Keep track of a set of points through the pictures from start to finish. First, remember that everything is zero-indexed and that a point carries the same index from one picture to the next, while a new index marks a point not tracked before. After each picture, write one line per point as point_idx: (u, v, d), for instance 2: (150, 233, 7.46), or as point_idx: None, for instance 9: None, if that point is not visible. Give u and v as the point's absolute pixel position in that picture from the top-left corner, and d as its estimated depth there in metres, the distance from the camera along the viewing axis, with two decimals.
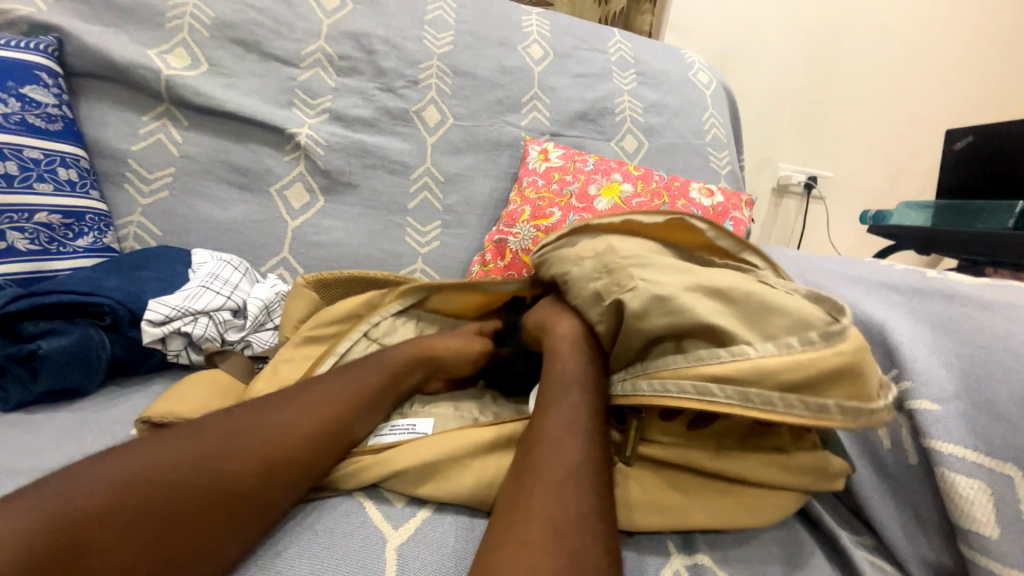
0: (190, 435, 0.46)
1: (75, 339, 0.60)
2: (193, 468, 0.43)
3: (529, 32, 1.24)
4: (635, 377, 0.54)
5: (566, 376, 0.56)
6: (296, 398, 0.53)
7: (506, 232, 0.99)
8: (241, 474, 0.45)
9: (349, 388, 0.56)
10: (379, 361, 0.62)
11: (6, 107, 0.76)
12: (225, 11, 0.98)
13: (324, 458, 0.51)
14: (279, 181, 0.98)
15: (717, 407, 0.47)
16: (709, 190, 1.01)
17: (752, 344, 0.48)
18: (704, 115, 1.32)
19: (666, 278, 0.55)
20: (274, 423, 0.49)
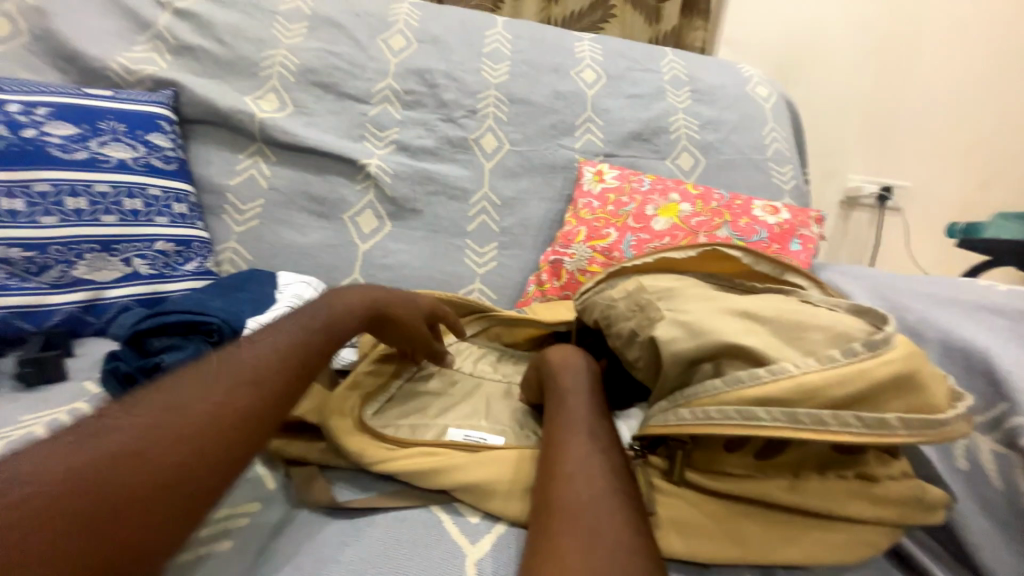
0: (130, 411, 0.43)
1: (188, 353, 0.67)
2: (127, 445, 0.40)
3: (582, 57, 1.27)
4: (676, 406, 0.49)
5: (564, 389, 0.61)
6: (229, 358, 0.51)
7: (561, 252, 0.99)
8: (193, 439, 0.42)
9: (285, 334, 0.56)
10: (319, 314, 0.61)
11: (135, 152, 0.89)
12: (309, 59, 1.10)
13: (280, 403, 0.50)
14: (351, 209, 1.07)
15: (766, 432, 0.43)
16: (773, 208, 0.97)
17: (791, 361, 0.46)
18: (765, 130, 1.28)
19: (694, 306, 0.55)
20: (212, 381, 0.48)
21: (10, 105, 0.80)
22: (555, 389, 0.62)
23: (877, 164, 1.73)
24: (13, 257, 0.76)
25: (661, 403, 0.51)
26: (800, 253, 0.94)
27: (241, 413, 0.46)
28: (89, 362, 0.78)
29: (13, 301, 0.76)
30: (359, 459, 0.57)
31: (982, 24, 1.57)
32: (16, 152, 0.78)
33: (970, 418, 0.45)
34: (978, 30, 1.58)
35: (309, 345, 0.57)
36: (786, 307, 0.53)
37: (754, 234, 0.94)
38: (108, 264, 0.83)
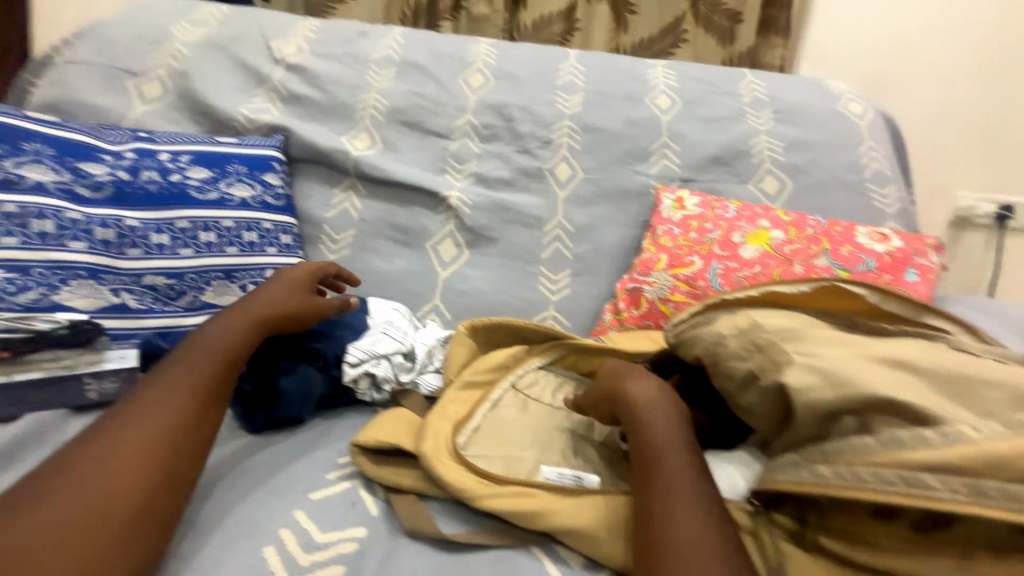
0: (98, 456, 0.54)
1: (302, 377, 0.75)
2: (93, 489, 0.52)
3: (655, 83, 1.26)
4: (814, 464, 0.50)
5: (658, 444, 0.56)
6: (153, 396, 0.60)
7: (640, 280, 0.97)
8: (135, 472, 0.54)
9: (201, 364, 0.65)
10: (211, 338, 0.68)
11: (254, 191, 1.00)
12: (397, 100, 1.19)
13: (205, 425, 0.62)
14: (433, 238, 1.12)
15: (943, 505, 0.41)
16: (882, 235, 0.89)
17: (965, 423, 0.44)
18: (861, 149, 1.19)
19: (832, 352, 0.53)
20: (158, 420, 0.59)
21: (162, 155, 0.95)
22: (646, 441, 0.57)
23: (994, 179, 1.53)
24: (158, 285, 0.88)
25: (795, 457, 0.52)
26: (918, 285, 0.85)
27: (173, 432, 0.58)
28: None
29: (158, 323, 0.87)
30: (457, 490, 0.60)
31: None
32: (166, 194, 0.91)
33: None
34: None
35: (226, 358, 0.67)
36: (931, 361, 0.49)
37: (861, 264, 0.86)
38: (229, 290, 0.93)
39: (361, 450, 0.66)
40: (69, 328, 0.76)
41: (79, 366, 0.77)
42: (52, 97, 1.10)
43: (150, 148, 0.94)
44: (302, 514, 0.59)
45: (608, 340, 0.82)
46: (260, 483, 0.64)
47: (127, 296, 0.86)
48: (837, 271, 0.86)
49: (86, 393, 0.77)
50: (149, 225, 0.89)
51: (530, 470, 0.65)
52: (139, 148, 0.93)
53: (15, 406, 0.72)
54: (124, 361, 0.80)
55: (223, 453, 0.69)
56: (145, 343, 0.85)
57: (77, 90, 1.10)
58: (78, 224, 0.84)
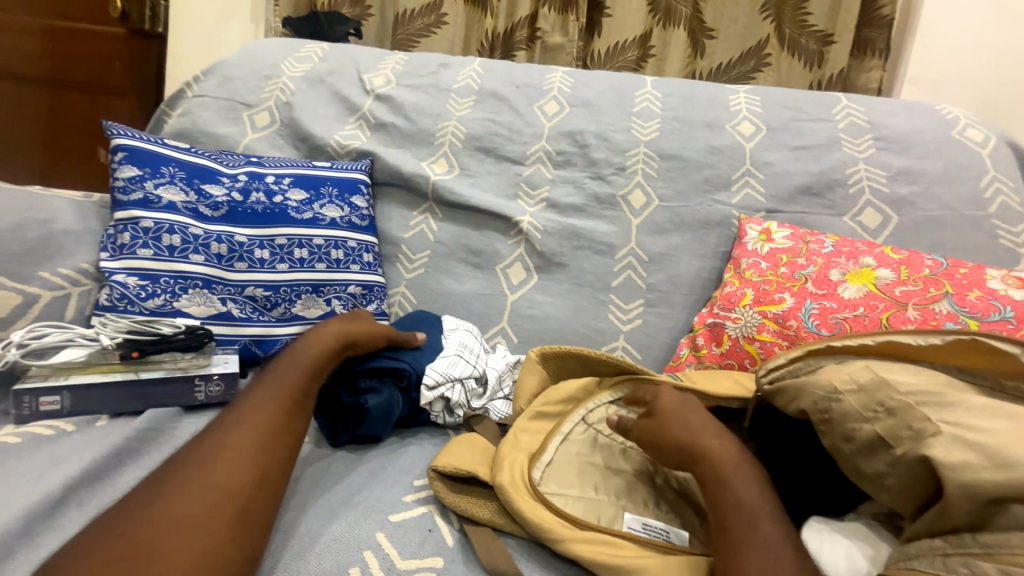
0: (201, 457, 0.56)
1: (386, 397, 0.76)
2: (200, 489, 0.53)
3: (738, 109, 1.21)
4: (970, 556, 0.41)
5: (748, 509, 0.51)
6: (249, 405, 0.63)
7: (722, 316, 0.92)
8: (236, 472, 0.55)
9: (290, 374, 0.68)
10: (297, 352, 0.71)
11: (343, 212, 1.07)
12: (475, 127, 1.24)
13: (296, 430, 0.64)
14: (504, 261, 1.13)
15: None
16: (1019, 281, 0.78)
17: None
18: (984, 180, 1.06)
19: (990, 426, 0.45)
20: (256, 424, 0.61)
21: (269, 178, 1.04)
22: (733, 504, 0.52)
23: None
24: (257, 295, 0.97)
25: (934, 541, 0.43)
26: None
27: (269, 435, 0.60)
28: None
29: (255, 331, 0.96)
30: (538, 529, 0.59)
31: None
32: (269, 213, 1.00)
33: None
34: None
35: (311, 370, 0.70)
36: None
37: (994, 312, 0.75)
38: (315, 303, 1.00)
39: (437, 475, 0.66)
40: (186, 332, 0.85)
41: (189, 369, 0.83)
42: (182, 127, 1.26)
43: (259, 171, 1.04)
44: (383, 537, 0.60)
45: (685, 378, 0.77)
46: (343, 499, 0.65)
47: (232, 305, 0.95)
48: (963, 319, 0.75)
49: (194, 395, 0.82)
50: (254, 241, 0.98)
51: (612, 515, 0.61)
52: (250, 171, 1.04)
53: (138, 402, 0.79)
54: (227, 367, 0.85)
55: (309, 464, 0.72)
56: (243, 349, 0.95)
57: (202, 120, 1.25)
58: (198, 239, 0.94)
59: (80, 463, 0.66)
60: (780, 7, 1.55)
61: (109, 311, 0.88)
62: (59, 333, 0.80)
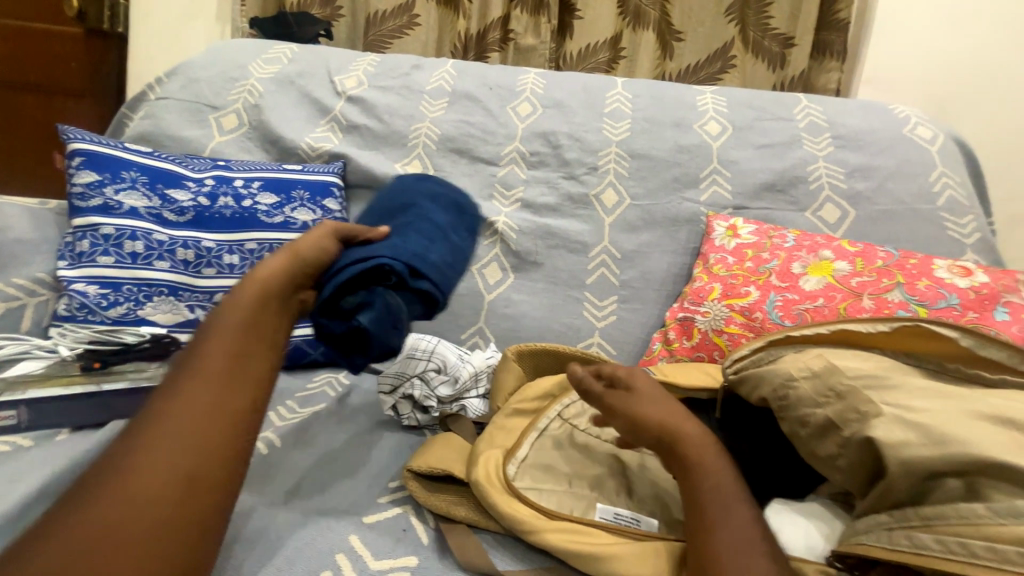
0: (138, 430, 0.48)
1: (380, 305, 0.76)
2: (123, 489, 0.43)
3: (705, 110, 1.24)
4: (909, 528, 0.43)
5: (722, 493, 0.53)
6: (185, 362, 0.53)
7: (691, 310, 0.94)
8: (182, 434, 0.48)
9: (225, 324, 0.57)
10: (239, 294, 0.61)
11: (315, 215, 1.05)
12: (449, 129, 1.24)
13: (249, 379, 0.54)
14: (480, 262, 1.14)
15: None
16: (964, 269, 0.83)
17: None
18: (933, 175, 1.12)
19: (924, 405, 0.48)
20: (195, 381, 0.51)
21: (237, 181, 1.02)
22: (708, 489, 0.53)
23: None
24: None
25: (880, 517, 0.46)
26: (1010, 324, 0.77)
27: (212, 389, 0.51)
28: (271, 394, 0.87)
29: None
30: (515, 523, 0.59)
31: None
32: (238, 218, 0.99)
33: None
34: None
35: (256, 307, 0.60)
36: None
37: (941, 299, 0.80)
38: None
39: (413, 475, 0.66)
40: (151, 341, 0.84)
41: (156, 378, 0.81)
42: (145, 130, 1.22)
43: (227, 175, 1.02)
44: (357, 539, 0.60)
45: (658, 372, 0.78)
46: (316, 505, 0.65)
47: (201, 311, 0.93)
48: (913, 307, 0.80)
49: None
50: (222, 246, 0.96)
51: (586, 506, 0.63)
52: (217, 175, 1.02)
53: (101, 414, 0.77)
54: None
55: (282, 470, 0.71)
56: None
57: (166, 123, 1.22)
58: (163, 245, 0.92)
59: (39, 478, 0.64)
60: (743, 10, 1.61)
61: (69, 321, 0.86)
62: (13, 346, 0.79)
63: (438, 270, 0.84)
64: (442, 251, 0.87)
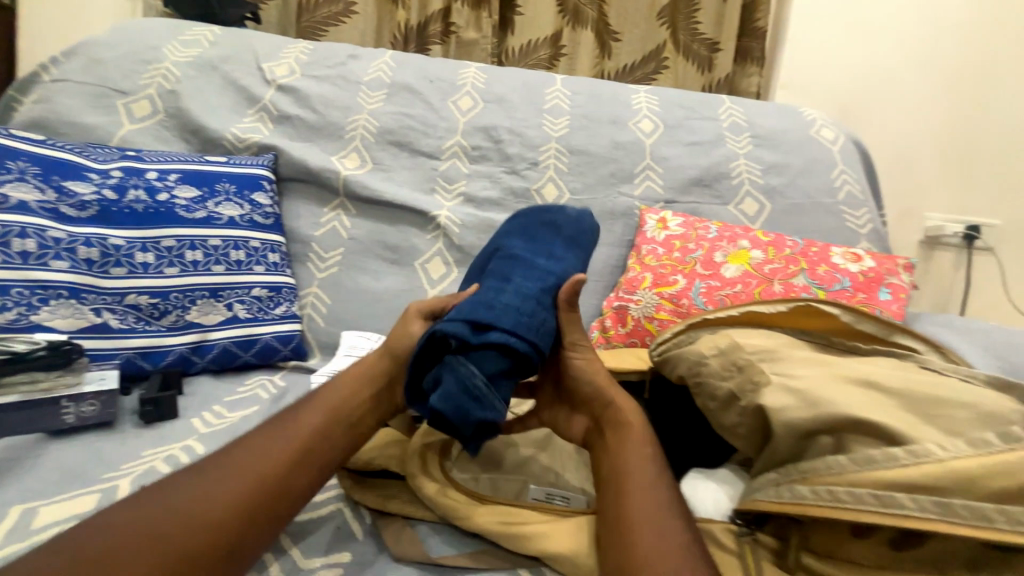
0: (207, 483, 0.55)
1: (448, 380, 0.61)
2: (160, 535, 0.50)
3: (639, 108, 1.30)
4: (791, 482, 0.49)
5: (641, 458, 0.59)
6: (265, 435, 0.60)
7: (626, 299, 0.99)
8: (226, 509, 0.53)
9: (308, 415, 0.63)
10: (335, 386, 0.67)
11: (242, 210, 1.00)
12: (388, 121, 1.21)
13: (296, 484, 0.58)
14: (422, 256, 1.13)
15: (912, 522, 0.42)
16: (855, 255, 0.93)
17: (934, 441, 0.44)
18: (835, 172, 1.25)
19: (805, 372, 0.54)
20: (259, 462, 0.57)
21: (150, 174, 0.94)
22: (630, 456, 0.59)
23: (960, 203, 1.69)
24: (141, 304, 0.88)
25: (771, 475, 0.51)
26: (891, 303, 0.88)
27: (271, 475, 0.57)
28: (197, 401, 0.84)
29: (139, 343, 0.87)
30: (449, 509, 0.60)
31: None
32: (153, 213, 0.91)
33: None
34: None
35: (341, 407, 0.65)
36: (883, 376, 0.51)
37: (836, 283, 0.90)
38: (214, 309, 0.93)
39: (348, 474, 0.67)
40: (47, 348, 0.74)
41: (55, 390, 0.73)
42: (37, 115, 1.09)
43: (138, 166, 0.94)
44: (287, 540, 0.58)
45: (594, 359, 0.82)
46: None
47: (109, 315, 0.86)
48: (814, 290, 0.89)
49: (61, 418, 0.73)
50: (134, 244, 0.89)
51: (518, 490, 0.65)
52: (126, 166, 0.93)
53: None
54: (103, 383, 0.77)
55: None
56: (126, 363, 0.86)
57: (64, 108, 1.10)
58: (61, 243, 0.83)
59: None
60: (674, 14, 1.69)
61: None
62: None
63: (509, 315, 0.63)
64: (518, 290, 0.66)
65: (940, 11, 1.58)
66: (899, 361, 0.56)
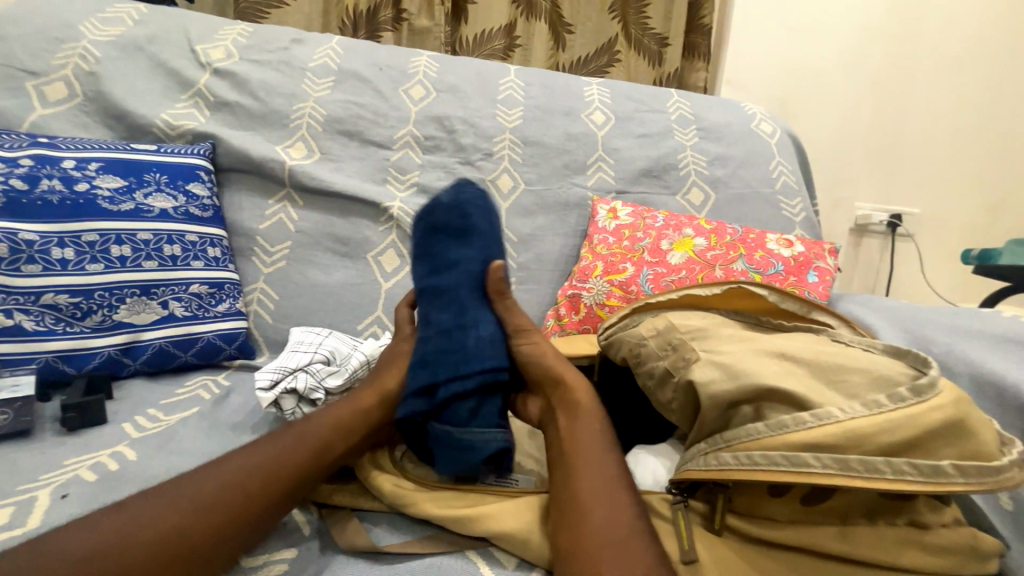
0: (185, 495, 0.52)
1: (439, 453, 0.65)
2: (126, 548, 0.47)
3: (591, 100, 1.32)
4: (716, 451, 0.51)
5: (595, 439, 0.60)
6: (250, 451, 0.57)
7: (579, 287, 1.02)
8: (196, 527, 0.50)
9: (298, 439, 0.60)
10: (331, 412, 0.64)
11: (176, 202, 0.94)
12: (336, 109, 1.17)
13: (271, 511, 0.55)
14: (375, 249, 1.11)
15: (818, 479, 0.45)
16: (788, 241, 1.00)
17: (836, 405, 0.48)
18: (772, 164, 1.33)
19: (730, 348, 0.58)
20: (240, 480, 0.54)
21: (66, 163, 0.87)
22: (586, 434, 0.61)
23: (885, 193, 1.84)
24: (60, 303, 0.81)
25: (700, 445, 0.54)
26: (818, 285, 0.95)
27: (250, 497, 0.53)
28: (129, 404, 0.79)
29: (60, 345, 0.81)
30: (396, 497, 0.60)
31: (965, 65, 1.73)
32: (72, 205, 0.84)
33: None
34: (960, 72, 1.74)
35: (332, 435, 0.62)
36: (796, 348, 0.55)
37: (771, 267, 0.96)
38: (146, 308, 0.87)
39: None
40: None
41: None
42: None
43: (53, 154, 0.87)
44: None
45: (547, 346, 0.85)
46: None
47: (22, 316, 0.79)
48: (751, 274, 0.95)
49: None
50: (50, 239, 0.82)
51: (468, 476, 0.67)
52: (39, 154, 0.85)
53: None
54: (16, 391, 0.72)
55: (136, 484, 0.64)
56: (44, 368, 0.79)
57: None
58: None
59: None
60: (625, 9, 1.73)
61: None
62: None
63: (442, 365, 0.66)
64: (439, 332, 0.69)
65: (865, 15, 1.71)
66: (816, 336, 0.60)
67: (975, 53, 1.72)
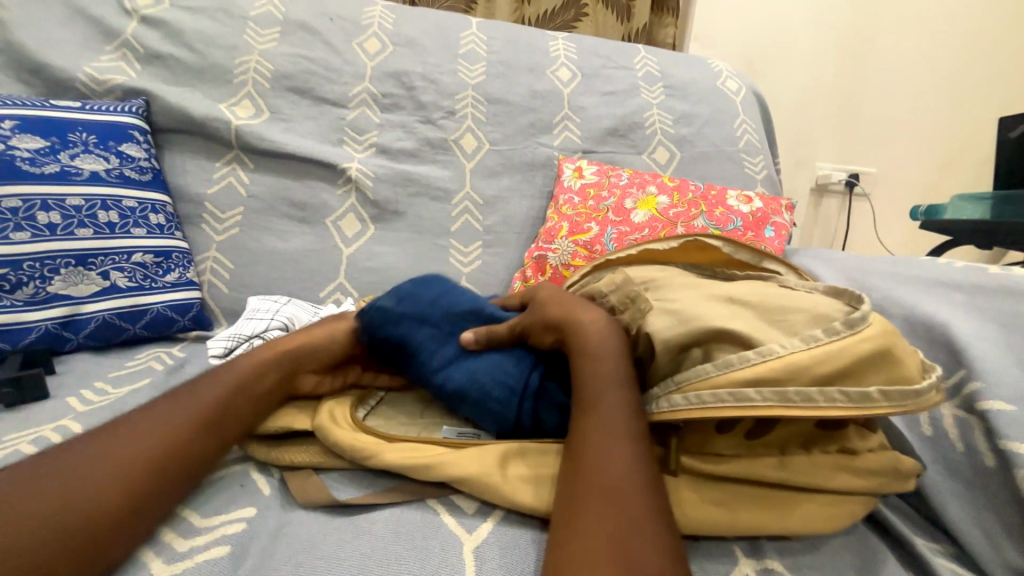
0: (125, 435, 0.54)
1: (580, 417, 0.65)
2: (80, 483, 0.48)
3: (556, 56, 1.28)
4: (669, 393, 0.53)
5: (600, 380, 0.56)
6: (184, 395, 0.59)
7: (545, 248, 1.01)
8: (149, 458, 0.52)
9: (232, 377, 0.63)
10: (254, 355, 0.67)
11: (108, 163, 0.87)
12: (283, 64, 1.09)
13: (217, 439, 0.58)
14: (334, 214, 1.06)
15: (760, 411, 0.47)
16: (747, 197, 1.02)
17: (777, 342, 0.51)
18: (736, 122, 1.33)
19: (682, 295, 0.59)
20: (182, 417, 0.57)
21: None
22: (589, 376, 0.56)
23: (844, 154, 1.89)
24: None
25: (654, 390, 0.56)
26: (774, 239, 0.98)
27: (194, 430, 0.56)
28: (73, 378, 0.76)
29: None
30: (357, 454, 0.60)
31: (924, 23, 1.75)
32: None
33: (940, 387, 0.50)
34: (920, 30, 1.76)
35: (263, 374, 0.65)
36: (743, 293, 0.57)
37: (730, 223, 0.98)
38: (84, 279, 0.82)
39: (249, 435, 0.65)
40: None
41: None
42: None
43: None
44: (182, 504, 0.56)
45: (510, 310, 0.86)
46: None
47: None
48: (711, 230, 0.97)
49: None
50: None
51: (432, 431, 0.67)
52: None
53: None
54: None
55: None
56: None
57: None
58: None
59: None
60: None
61: None
62: None
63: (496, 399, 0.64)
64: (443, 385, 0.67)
65: None
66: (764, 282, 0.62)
67: (934, 10, 1.74)
